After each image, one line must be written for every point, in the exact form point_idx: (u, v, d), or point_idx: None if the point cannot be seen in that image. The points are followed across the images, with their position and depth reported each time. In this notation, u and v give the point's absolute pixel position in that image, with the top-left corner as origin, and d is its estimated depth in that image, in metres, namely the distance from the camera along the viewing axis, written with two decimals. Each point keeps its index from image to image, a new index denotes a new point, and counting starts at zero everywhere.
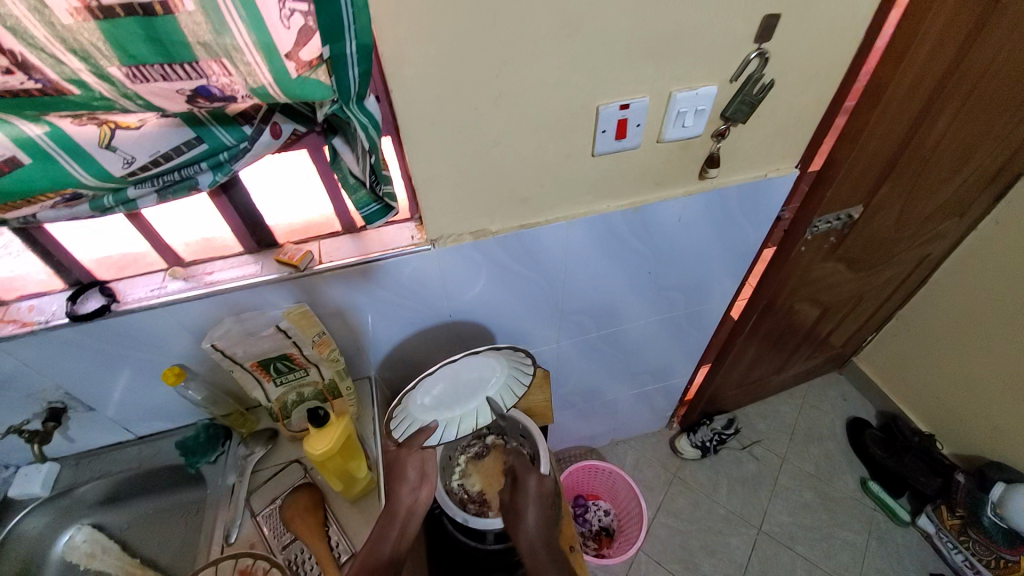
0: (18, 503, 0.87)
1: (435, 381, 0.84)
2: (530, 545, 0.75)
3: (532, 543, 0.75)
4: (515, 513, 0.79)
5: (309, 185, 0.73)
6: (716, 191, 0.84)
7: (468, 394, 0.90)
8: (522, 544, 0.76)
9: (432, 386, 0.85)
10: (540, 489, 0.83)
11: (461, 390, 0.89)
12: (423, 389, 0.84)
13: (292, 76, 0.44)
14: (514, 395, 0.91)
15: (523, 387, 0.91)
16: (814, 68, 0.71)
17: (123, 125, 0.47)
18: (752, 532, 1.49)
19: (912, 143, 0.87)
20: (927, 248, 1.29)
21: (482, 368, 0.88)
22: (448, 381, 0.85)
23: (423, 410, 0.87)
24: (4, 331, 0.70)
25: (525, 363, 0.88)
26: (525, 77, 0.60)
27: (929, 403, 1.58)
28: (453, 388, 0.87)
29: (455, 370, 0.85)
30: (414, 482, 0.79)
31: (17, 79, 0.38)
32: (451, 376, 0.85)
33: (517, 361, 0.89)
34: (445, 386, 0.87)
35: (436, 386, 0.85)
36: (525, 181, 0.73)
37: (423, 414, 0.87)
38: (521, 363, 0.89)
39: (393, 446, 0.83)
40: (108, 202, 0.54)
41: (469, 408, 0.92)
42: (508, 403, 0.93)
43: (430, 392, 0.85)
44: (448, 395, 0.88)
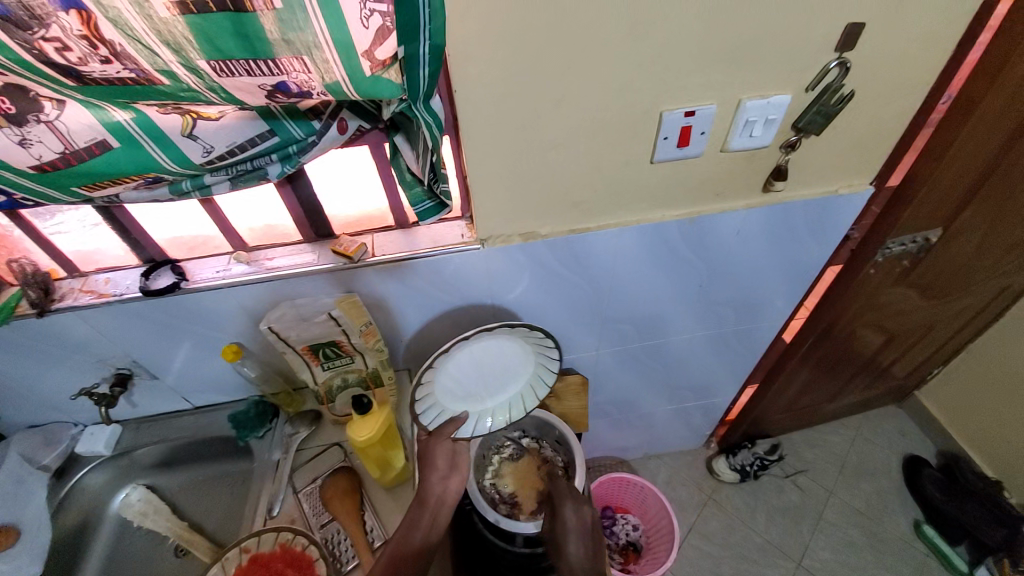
0: (84, 459, 0.95)
1: (460, 363, 0.84)
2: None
3: (575, 574, 0.72)
4: (556, 543, 0.77)
5: (368, 180, 0.75)
6: (779, 205, 0.80)
7: (497, 384, 0.89)
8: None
9: (457, 370, 0.84)
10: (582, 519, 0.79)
11: (489, 380, 0.88)
12: (448, 372, 0.83)
13: (366, 75, 0.46)
14: (544, 385, 0.90)
15: (552, 373, 0.89)
16: (899, 78, 0.66)
17: (204, 116, 0.51)
18: (790, 565, 1.41)
19: (1004, 164, 0.79)
20: (1010, 279, 1.18)
21: (508, 354, 0.87)
22: (473, 365, 0.85)
23: (454, 399, 0.86)
24: (82, 301, 0.76)
25: (551, 346, 0.86)
26: (589, 80, 0.59)
27: (1001, 448, 1.44)
28: (480, 376, 0.87)
29: (479, 352, 0.84)
30: (444, 470, 0.76)
31: (114, 69, 0.41)
32: (476, 361, 0.85)
33: (544, 351, 0.88)
34: (472, 373, 0.86)
35: (462, 370, 0.85)
36: (580, 185, 0.72)
37: (455, 404, 0.86)
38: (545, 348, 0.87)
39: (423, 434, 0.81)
40: (186, 186, 0.57)
41: (501, 403, 0.91)
42: (540, 395, 0.90)
43: (455, 377, 0.85)
44: (475, 383, 0.87)
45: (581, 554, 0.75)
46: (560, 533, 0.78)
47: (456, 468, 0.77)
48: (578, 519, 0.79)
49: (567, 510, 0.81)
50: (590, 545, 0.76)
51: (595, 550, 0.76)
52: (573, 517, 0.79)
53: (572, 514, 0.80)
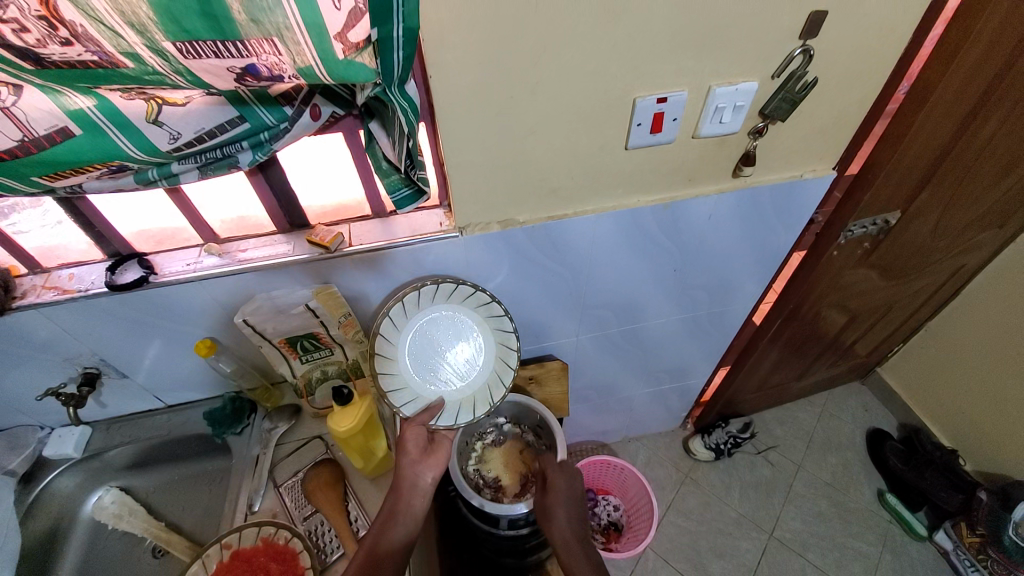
0: (52, 463, 0.91)
1: (417, 341, 0.80)
2: (565, 544, 0.77)
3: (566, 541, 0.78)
4: (548, 512, 0.82)
5: (343, 168, 0.74)
6: (749, 190, 0.83)
7: (468, 364, 0.82)
8: (555, 540, 0.78)
9: (418, 350, 0.80)
10: (572, 489, 0.84)
11: (459, 360, 0.82)
12: (407, 353, 0.79)
13: (338, 57, 0.45)
14: (511, 349, 0.83)
15: (511, 333, 0.83)
16: (859, 65, 0.69)
17: (170, 101, 0.49)
18: (763, 537, 1.48)
19: (956, 148, 0.84)
20: (962, 259, 1.25)
21: (466, 326, 0.82)
22: (431, 344, 0.81)
23: (427, 385, 0.79)
24: (45, 298, 0.73)
25: (490, 302, 0.82)
26: (564, 66, 0.60)
27: (954, 418, 1.54)
28: (445, 356, 0.81)
29: (432, 326, 0.81)
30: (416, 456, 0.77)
31: (75, 51, 0.39)
32: (435, 339, 0.81)
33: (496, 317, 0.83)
34: (437, 356, 0.80)
35: (421, 350, 0.80)
36: (557, 172, 0.73)
37: (429, 390, 0.80)
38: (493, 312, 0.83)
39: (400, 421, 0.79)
40: (152, 175, 0.56)
41: (480, 386, 0.83)
42: (513, 364, 0.83)
43: (418, 359, 0.80)
44: (441, 365, 0.80)
45: (570, 523, 0.80)
46: (552, 501, 0.83)
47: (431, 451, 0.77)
48: (570, 488, 0.85)
49: (562, 483, 0.85)
50: (576, 516, 0.82)
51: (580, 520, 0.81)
52: (567, 489, 0.84)
53: (564, 486, 0.85)
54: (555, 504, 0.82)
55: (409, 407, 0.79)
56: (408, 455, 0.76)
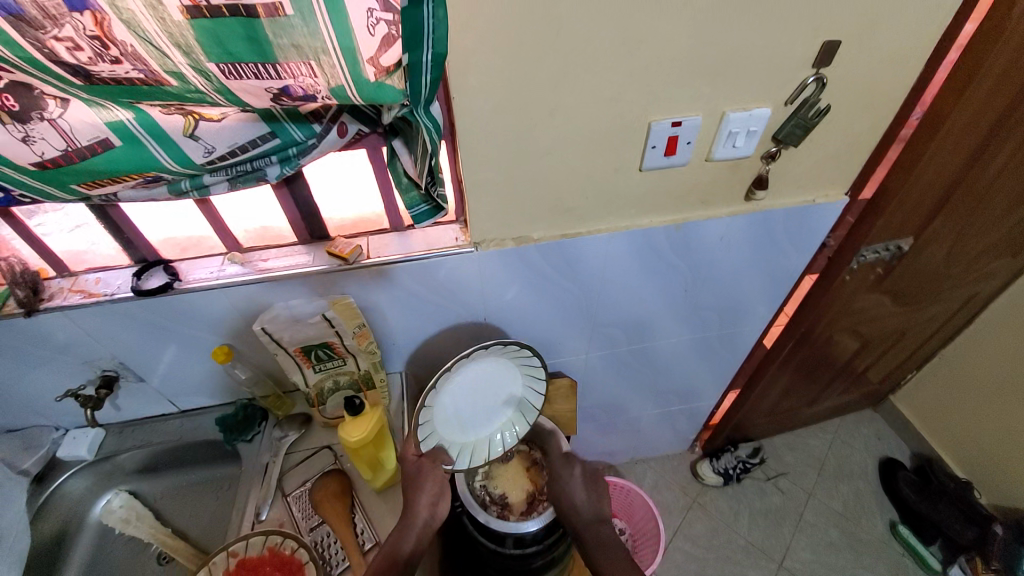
0: (66, 463, 0.93)
1: (459, 388, 0.82)
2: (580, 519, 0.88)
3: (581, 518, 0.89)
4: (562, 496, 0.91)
5: (364, 183, 0.76)
6: (761, 213, 0.84)
7: (486, 413, 0.87)
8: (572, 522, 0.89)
9: (456, 396, 0.82)
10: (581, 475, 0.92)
11: (481, 409, 0.87)
12: (449, 392, 0.81)
13: (370, 80, 0.47)
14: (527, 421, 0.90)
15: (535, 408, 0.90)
16: (870, 94, 0.70)
17: (207, 117, 0.52)
18: (773, 567, 1.44)
19: (968, 177, 0.84)
20: (976, 287, 1.24)
21: (503, 380, 0.86)
22: (473, 389, 0.83)
23: (447, 428, 0.83)
24: (72, 300, 0.75)
25: (538, 367, 0.87)
26: (582, 91, 0.62)
27: (970, 450, 1.50)
28: (475, 404, 0.85)
29: (480, 376, 0.83)
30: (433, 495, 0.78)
31: (123, 69, 0.42)
32: (475, 386, 0.84)
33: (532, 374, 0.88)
34: (469, 401, 0.85)
35: (462, 394, 0.83)
36: (572, 191, 0.74)
37: (448, 433, 0.83)
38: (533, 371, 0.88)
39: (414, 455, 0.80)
40: (184, 186, 0.58)
41: (485, 435, 0.89)
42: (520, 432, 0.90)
43: (454, 403, 0.82)
44: (468, 411, 0.85)
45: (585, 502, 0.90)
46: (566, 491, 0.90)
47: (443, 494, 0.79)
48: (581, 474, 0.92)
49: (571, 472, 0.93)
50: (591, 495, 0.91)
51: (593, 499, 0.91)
52: (577, 476, 0.92)
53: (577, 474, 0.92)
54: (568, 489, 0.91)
55: (425, 446, 0.81)
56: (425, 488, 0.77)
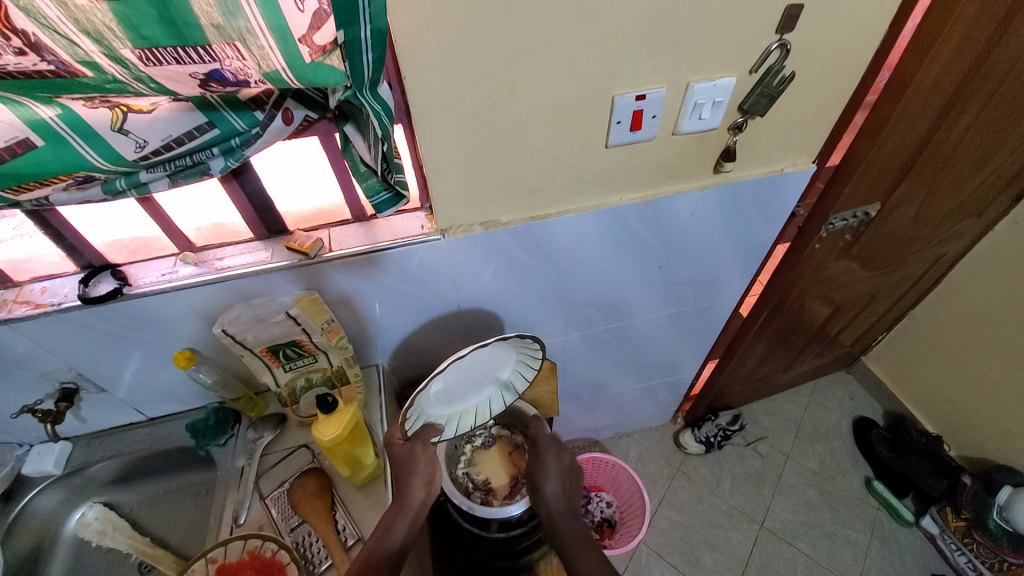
0: (31, 481, 0.89)
1: (446, 374, 0.79)
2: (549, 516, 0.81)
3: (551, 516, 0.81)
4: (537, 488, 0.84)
5: (320, 173, 0.73)
6: (732, 185, 0.83)
7: (473, 386, 0.86)
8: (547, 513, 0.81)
9: (444, 380, 0.80)
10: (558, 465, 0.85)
11: (468, 385, 0.85)
12: (436, 383, 0.78)
13: (306, 61, 0.44)
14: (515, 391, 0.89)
15: (526, 382, 0.88)
16: (837, 58, 0.69)
17: (135, 109, 0.48)
18: (755, 528, 1.49)
19: (932, 141, 0.85)
20: (942, 248, 1.27)
21: (494, 361, 0.84)
22: (460, 374, 0.81)
23: (433, 406, 0.82)
24: (16, 313, 0.71)
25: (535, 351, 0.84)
26: (541, 66, 0.59)
27: (937, 403, 1.57)
28: (463, 383, 0.83)
29: (470, 362, 0.81)
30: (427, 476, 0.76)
31: (30, 61, 0.38)
32: (464, 370, 0.81)
33: (527, 351, 0.84)
34: (457, 382, 0.83)
35: (449, 379, 0.80)
36: (538, 171, 0.72)
37: (434, 411, 0.83)
38: (529, 350, 0.83)
39: (400, 440, 0.78)
40: (119, 184, 0.54)
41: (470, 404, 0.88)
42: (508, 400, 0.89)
43: (440, 385, 0.80)
44: (456, 389, 0.84)
45: (558, 497, 0.83)
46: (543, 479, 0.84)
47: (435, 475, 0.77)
48: (565, 469, 0.85)
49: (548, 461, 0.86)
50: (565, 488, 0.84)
51: (568, 495, 0.84)
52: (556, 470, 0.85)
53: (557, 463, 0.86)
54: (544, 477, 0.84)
55: (411, 428, 0.80)
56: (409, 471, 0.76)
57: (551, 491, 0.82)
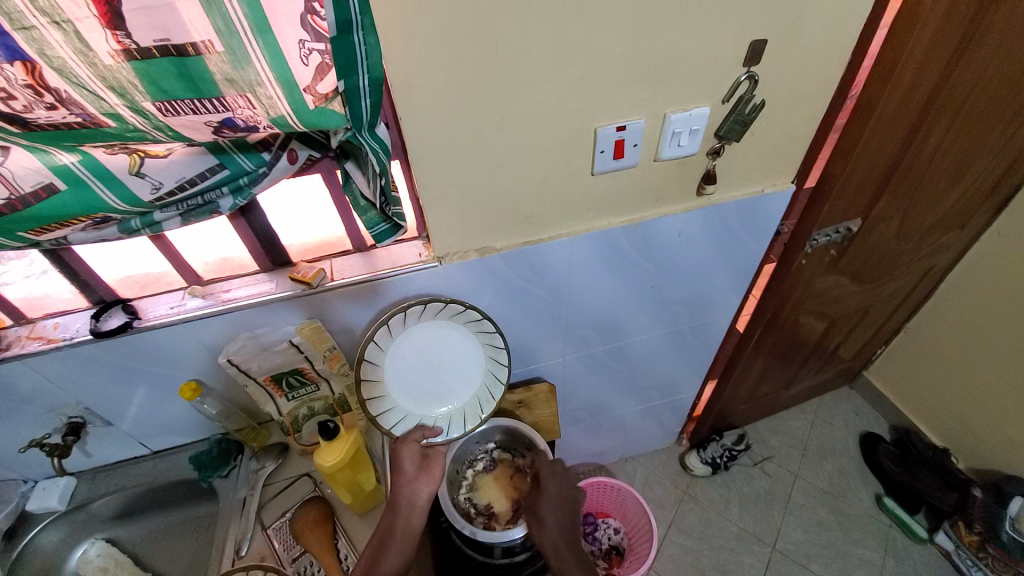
0: (36, 517, 0.89)
1: (408, 367, 0.82)
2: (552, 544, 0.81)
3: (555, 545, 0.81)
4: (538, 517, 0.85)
5: (321, 207, 0.77)
6: (715, 207, 0.87)
7: (455, 377, 0.86)
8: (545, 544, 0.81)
9: (408, 374, 0.83)
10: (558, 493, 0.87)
11: (447, 376, 0.85)
12: (399, 378, 0.82)
13: (309, 108, 0.49)
14: (501, 365, 0.87)
15: (505, 353, 0.86)
16: (803, 86, 0.74)
17: (152, 154, 0.52)
18: (766, 551, 1.46)
19: (905, 158, 0.89)
20: (930, 261, 1.30)
21: (455, 344, 0.85)
22: (422, 367, 0.83)
23: (419, 404, 0.85)
24: (30, 347, 0.73)
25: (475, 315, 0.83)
26: (526, 103, 0.63)
27: (941, 415, 1.56)
28: (434, 373, 0.84)
29: (425, 350, 0.83)
30: (411, 474, 0.77)
31: (60, 114, 0.42)
32: (426, 360, 0.83)
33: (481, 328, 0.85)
34: (429, 375, 0.84)
35: (414, 373, 0.83)
36: (528, 199, 0.76)
37: (423, 408, 0.85)
38: (477, 322, 0.84)
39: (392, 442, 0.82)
40: (135, 224, 0.57)
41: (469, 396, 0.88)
42: (502, 378, 0.88)
43: (406, 380, 0.83)
44: (437, 385, 0.85)
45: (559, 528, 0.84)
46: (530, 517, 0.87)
47: (424, 470, 0.78)
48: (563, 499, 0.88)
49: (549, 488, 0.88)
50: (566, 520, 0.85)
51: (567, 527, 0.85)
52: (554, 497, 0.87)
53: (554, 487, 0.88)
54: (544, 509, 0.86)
55: (401, 428, 0.84)
56: (406, 471, 0.77)
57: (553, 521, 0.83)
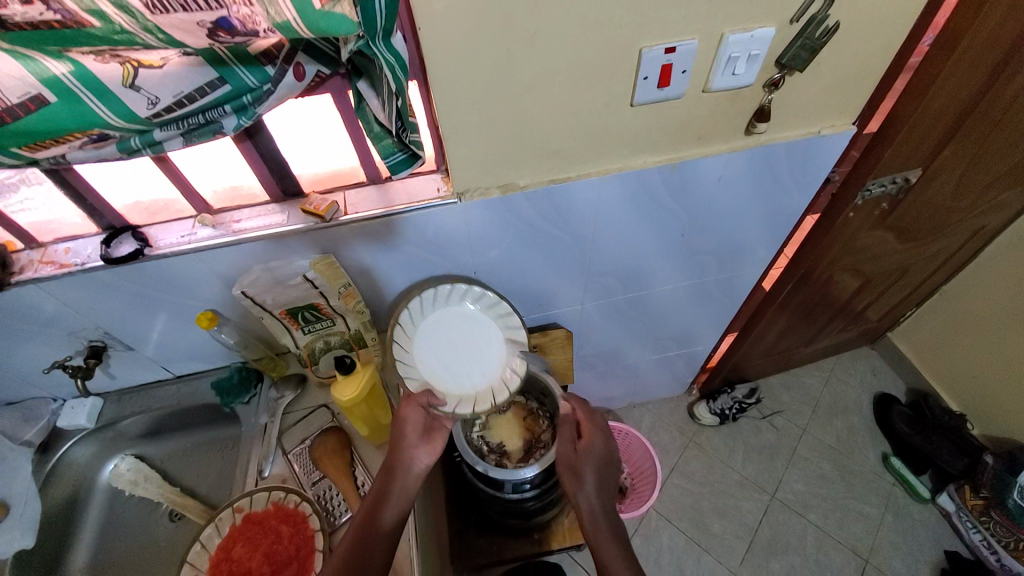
0: (67, 433, 0.93)
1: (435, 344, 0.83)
2: (587, 507, 0.77)
3: (590, 508, 0.78)
4: (577, 474, 0.80)
5: (332, 133, 0.71)
6: (763, 148, 0.79)
7: (476, 366, 0.83)
8: (579, 502, 0.78)
9: (434, 351, 0.82)
10: (601, 456, 0.82)
11: (469, 362, 0.83)
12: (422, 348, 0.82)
13: (315, 7, 0.42)
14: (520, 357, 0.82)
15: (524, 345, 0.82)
16: (887, 6, 0.63)
17: (146, 63, 0.46)
18: (766, 499, 1.50)
19: (985, 101, 0.78)
20: (983, 219, 1.20)
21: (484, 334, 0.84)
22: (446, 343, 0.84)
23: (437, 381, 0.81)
24: (43, 272, 0.72)
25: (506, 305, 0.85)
26: (563, 16, 0.55)
27: (962, 379, 1.52)
28: (459, 355, 0.83)
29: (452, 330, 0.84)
30: (415, 438, 0.75)
31: (37, 10, 0.37)
32: (452, 340, 0.83)
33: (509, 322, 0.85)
34: (452, 357, 0.82)
35: (441, 348, 0.82)
36: (558, 132, 0.69)
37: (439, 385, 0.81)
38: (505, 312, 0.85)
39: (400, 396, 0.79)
40: (134, 143, 0.53)
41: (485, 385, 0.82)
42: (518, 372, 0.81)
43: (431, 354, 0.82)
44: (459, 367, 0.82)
45: (596, 492, 0.79)
46: (580, 462, 0.81)
47: (426, 438, 0.77)
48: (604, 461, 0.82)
49: (593, 447, 0.83)
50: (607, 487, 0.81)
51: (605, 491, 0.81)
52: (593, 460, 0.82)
53: (597, 455, 0.82)
54: (584, 469, 0.81)
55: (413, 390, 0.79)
56: (408, 437, 0.75)
57: (593, 483, 0.79)
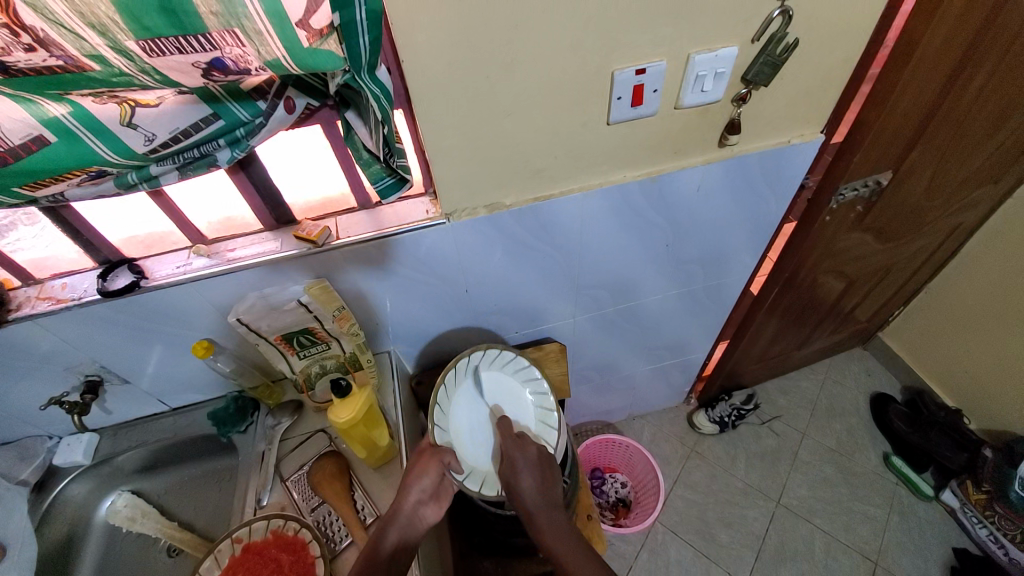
0: (63, 471, 0.93)
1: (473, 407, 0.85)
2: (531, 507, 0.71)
3: (534, 506, 0.72)
4: (512, 471, 0.75)
5: (322, 161, 0.74)
6: (738, 159, 0.82)
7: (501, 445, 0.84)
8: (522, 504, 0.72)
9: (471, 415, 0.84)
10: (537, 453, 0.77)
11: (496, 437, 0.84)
12: (462, 400, 0.85)
13: (303, 45, 0.45)
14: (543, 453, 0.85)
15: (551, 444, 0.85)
16: (841, 22, 0.67)
17: (143, 103, 0.48)
18: (771, 505, 1.49)
19: (944, 105, 0.82)
20: (958, 218, 1.24)
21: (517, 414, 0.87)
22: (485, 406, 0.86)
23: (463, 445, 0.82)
24: (40, 308, 0.73)
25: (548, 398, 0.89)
26: (537, 43, 0.59)
27: (953, 375, 1.55)
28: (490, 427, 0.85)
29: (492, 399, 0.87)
30: (424, 493, 0.71)
31: (40, 57, 0.39)
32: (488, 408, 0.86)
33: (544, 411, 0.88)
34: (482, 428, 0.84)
35: (477, 414, 0.85)
36: (539, 152, 0.72)
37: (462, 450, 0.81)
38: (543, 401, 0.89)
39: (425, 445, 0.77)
40: (131, 178, 0.56)
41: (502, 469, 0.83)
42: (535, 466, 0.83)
43: (468, 415, 0.84)
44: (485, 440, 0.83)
45: (537, 489, 0.73)
46: (516, 458, 0.76)
47: (436, 496, 0.72)
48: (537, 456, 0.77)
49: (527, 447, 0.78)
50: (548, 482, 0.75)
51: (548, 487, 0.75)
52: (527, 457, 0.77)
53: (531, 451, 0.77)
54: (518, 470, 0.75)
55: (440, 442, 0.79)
56: (415, 491, 0.71)
57: (530, 479, 0.74)
